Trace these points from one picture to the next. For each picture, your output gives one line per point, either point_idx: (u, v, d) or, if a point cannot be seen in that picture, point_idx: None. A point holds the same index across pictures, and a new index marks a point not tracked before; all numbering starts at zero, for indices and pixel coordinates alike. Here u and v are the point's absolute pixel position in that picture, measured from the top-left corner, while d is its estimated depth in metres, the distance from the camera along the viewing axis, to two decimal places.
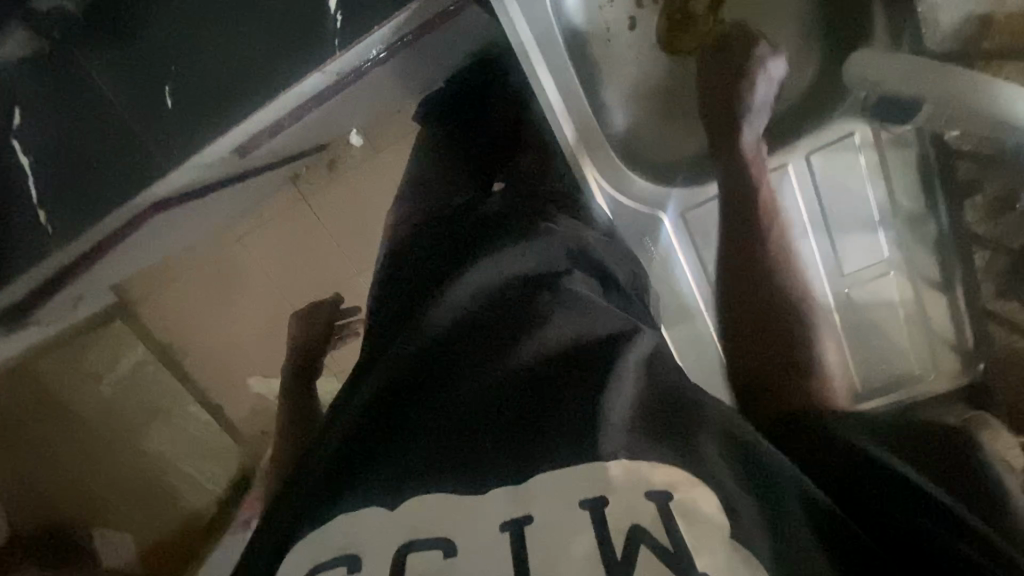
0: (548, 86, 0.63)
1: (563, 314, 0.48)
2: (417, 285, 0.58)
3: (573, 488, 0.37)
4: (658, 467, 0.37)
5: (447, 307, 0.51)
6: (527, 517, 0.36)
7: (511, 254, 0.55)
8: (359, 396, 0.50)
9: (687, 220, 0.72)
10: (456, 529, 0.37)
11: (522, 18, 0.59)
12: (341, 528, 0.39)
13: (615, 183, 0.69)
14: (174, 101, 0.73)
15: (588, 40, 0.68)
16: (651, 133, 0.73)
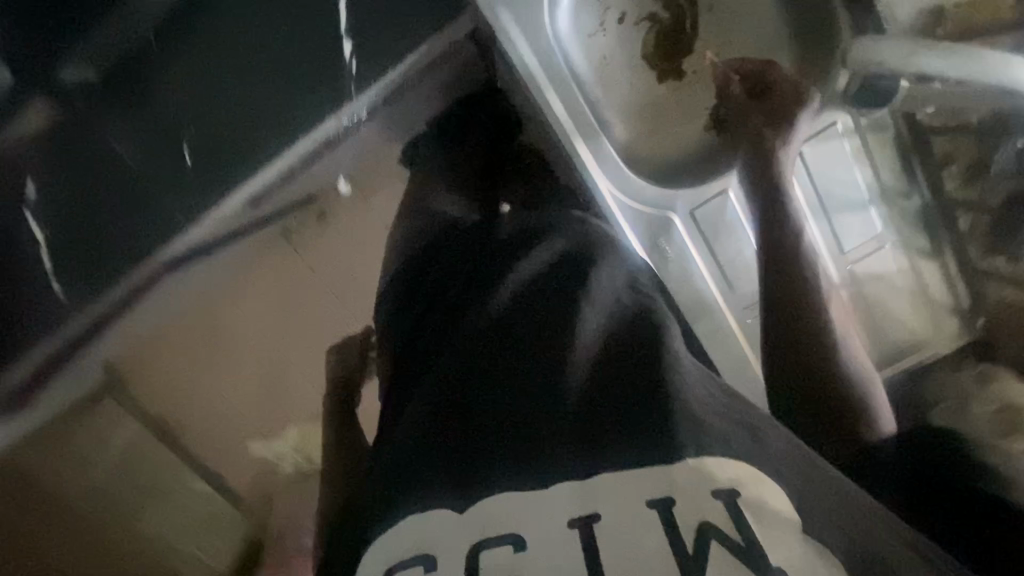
0: (553, 101, 0.73)
1: (590, 320, 0.53)
2: (453, 291, 0.64)
3: (643, 487, 0.43)
4: (726, 467, 0.43)
5: (483, 316, 0.57)
6: (591, 515, 0.43)
7: (533, 258, 0.60)
8: (410, 414, 0.54)
9: (694, 215, 0.77)
10: (523, 525, 0.44)
11: (526, 46, 0.72)
12: (411, 528, 0.46)
13: (620, 187, 0.76)
14: (196, 158, 0.77)
15: (582, 61, 0.76)
16: (644, 140, 0.79)
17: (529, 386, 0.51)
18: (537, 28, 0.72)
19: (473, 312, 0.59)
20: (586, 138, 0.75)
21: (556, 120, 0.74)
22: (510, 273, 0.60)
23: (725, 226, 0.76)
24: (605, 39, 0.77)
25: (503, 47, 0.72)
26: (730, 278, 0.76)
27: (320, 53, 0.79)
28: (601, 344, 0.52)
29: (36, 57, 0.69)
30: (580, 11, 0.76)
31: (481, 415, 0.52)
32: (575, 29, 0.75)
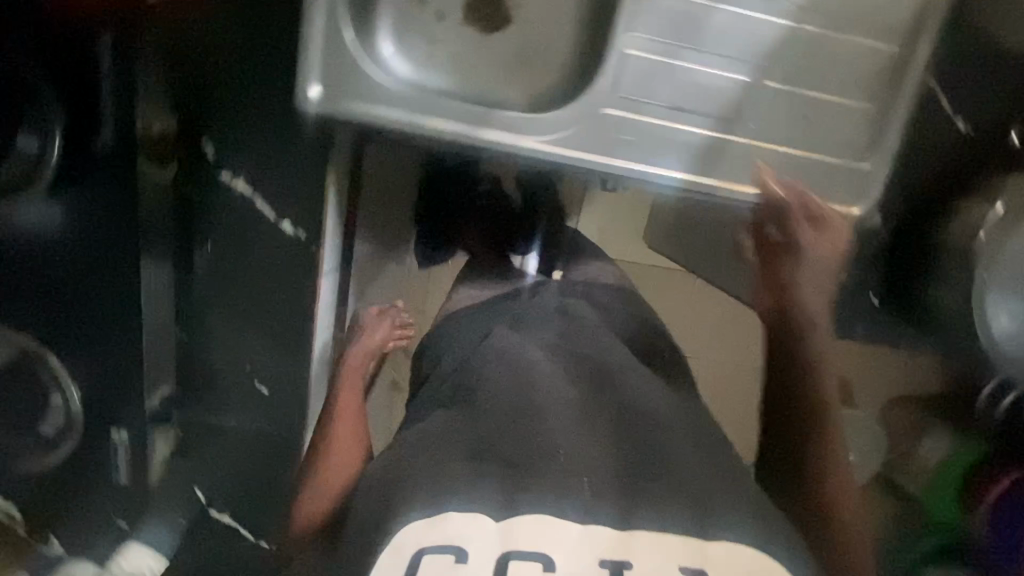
0: (440, 127, 0.71)
1: (668, 429, 0.69)
2: (506, 364, 0.75)
3: (670, 556, 0.60)
4: (750, 561, 0.60)
5: (550, 399, 0.70)
6: (624, 563, 0.59)
7: (575, 381, 0.74)
8: (455, 439, 0.67)
9: (628, 92, 0.71)
10: (553, 550, 0.59)
11: (380, 108, 0.69)
12: (461, 518, 0.59)
13: (549, 132, 0.72)
14: (269, 388, 0.83)
15: (432, 78, 0.76)
16: (534, 78, 0.77)
17: (587, 461, 0.64)
18: (370, 85, 0.69)
19: (524, 381, 0.72)
20: (489, 125, 0.72)
21: (455, 138, 0.71)
22: (560, 375, 0.74)
23: (656, 76, 0.71)
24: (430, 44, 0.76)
25: (366, 123, 0.70)
26: (703, 110, 0.72)
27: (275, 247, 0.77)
28: (654, 434, 0.68)
29: (103, 390, 0.74)
30: (401, 40, 0.75)
31: (539, 460, 0.63)
32: (409, 60, 0.75)
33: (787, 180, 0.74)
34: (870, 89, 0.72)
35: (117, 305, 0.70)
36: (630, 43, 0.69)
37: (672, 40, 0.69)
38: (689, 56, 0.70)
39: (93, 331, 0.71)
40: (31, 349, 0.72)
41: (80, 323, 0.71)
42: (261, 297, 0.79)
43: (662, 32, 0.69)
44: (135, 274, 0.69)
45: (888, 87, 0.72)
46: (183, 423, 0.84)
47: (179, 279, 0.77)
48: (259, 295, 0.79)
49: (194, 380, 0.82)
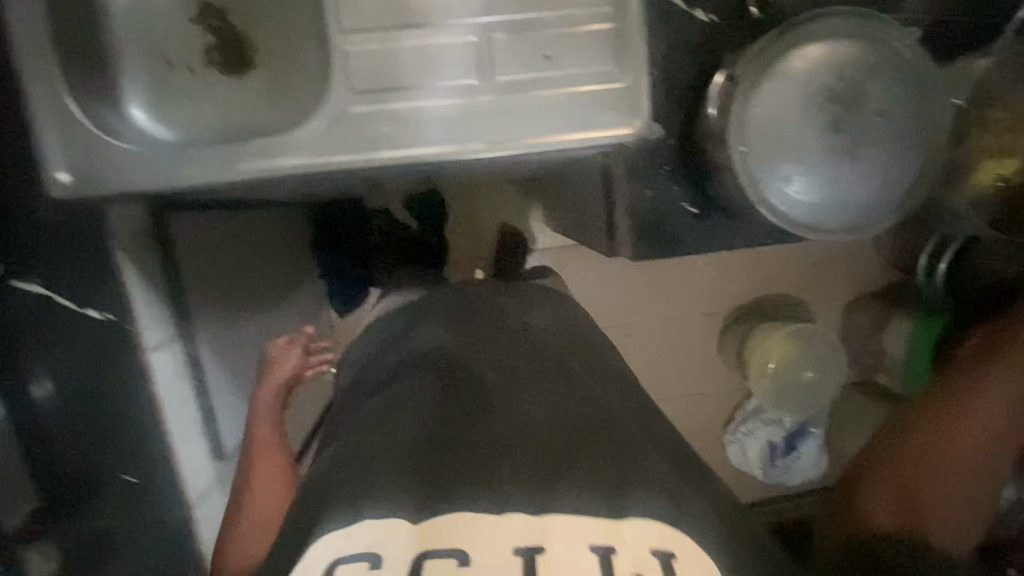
0: (191, 171, 0.70)
1: (609, 411, 0.66)
2: (437, 368, 0.74)
3: (588, 535, 0.51)
4: (662, 533, 0.52)
5: (494, 396, 0.68)
6: (536, 547, 0.50)
7: (508, 366, 0.74)
8: (387, 439, 0.63)
9: (363, 86, 0.71)
10: (469, 545, 0.51)
11: (129, 173, 0.70)
12: (370, 528, 0.52)
13: (301, 146, 0.72)
14: (137, 476, 0.83)
15: (189, 133, 0.77)
16: (289, 106, 0.78)
17: (513, 443, 0.60)
18: (113, 153, 0.70)
19: (457, 380, 0.71)
20: (240, 157, 0.71)
21: (211, 178, 0.71)
22: (495, 366, 0.74)
23: (382, 64, 0.71)
24: (180, 107, 0.78)
25: (119, 191, 0.70)
26: (442, 80, 0.72)
27: (113, 338, 0.79)
28: (590, 405, 0.67)
29: None
30: (154, 110, 0.77)
31: (455, 453, 0.59)
32: (163, 124, 0.77)
33: (552, 120, 0.72)
34: (600, 9, 0.72)
35: None
36: (347, 40, 0.70)
37: (386, 25, 0.70)
38: (407, 34, 0.71)
39: None
40: None
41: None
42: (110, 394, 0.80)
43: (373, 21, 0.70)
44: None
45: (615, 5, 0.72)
46: None
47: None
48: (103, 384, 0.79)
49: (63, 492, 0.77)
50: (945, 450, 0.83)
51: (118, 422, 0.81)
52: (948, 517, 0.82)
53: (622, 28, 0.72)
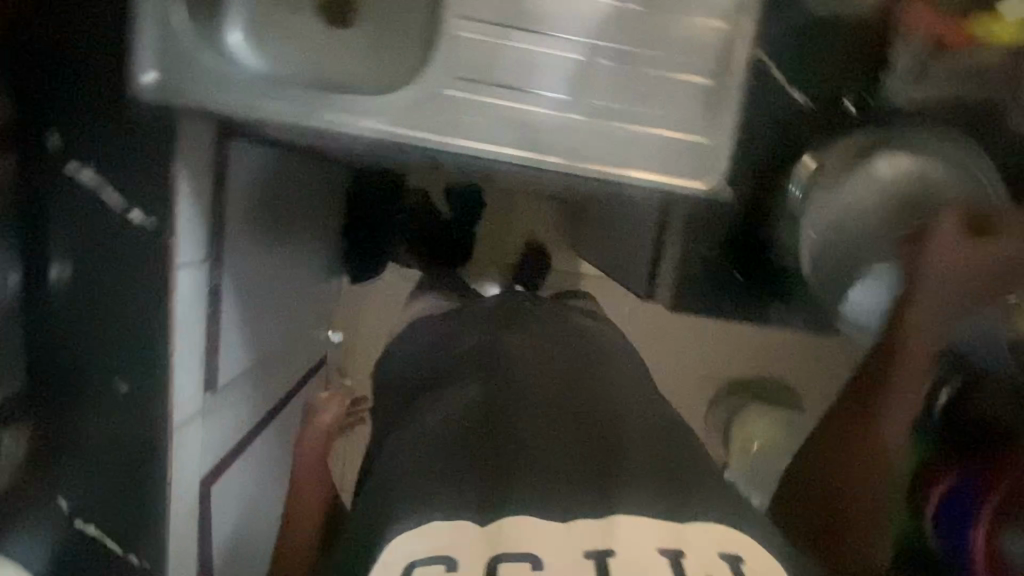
0: (279, 110, 0.71)
1: (638, 434, 0.77)
2: (482, 380, 0.84)
3: (651, 537, 0.62)
4: (721, 540, 0.64)
5: (535, 410, 0.77)
6: (608, 551, 0.60)
7: (550, 382, 0.84)
8: (444, 448, 0.72)
9: (465, 73, 0.72)
10: (539, 549, 0.60)
11: (219, 95, 0.70)
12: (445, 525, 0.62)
13: (393, 115, 0.72)
14: (127, 385, 0.81)
15: (281, 70, 0.78)
16: (383, 73, 0.80)
17: (572, 454, 0.71)
18: (205, 72, 0.70)
19: (503, 391, 0.81)
20: (330, 109, 0.72)
21: (296, 121, 0.72)
22: (535, 378, 0.84)
23: (488, 58, 0.72)
24: (279, 44, 0.79)
25: (205, 111, 0.71)
26: (542, 88, 0.73)
27: (140, 247, 0.76)
28: (631, 424, 0.79)
29: None
30: (253, 39, 0.78)
31: (517, 458, 0.70)
32: (259, 56, 0.78)
33: (637, 156, 0.74)
34: (707, 65, 0.73)
35: None
36: (461, 25, 0.71)
37: (502, 21, 0.71)
38: (520, 36, 0.72)
39: None
40: None
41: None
42: (114, 296, 0.78)
43: (490, 15, 0.71)
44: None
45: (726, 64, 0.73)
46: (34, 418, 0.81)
47: (28, 286, 0.77)
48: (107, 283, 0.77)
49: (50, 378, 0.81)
50: (843, 465, 0.94)
51: (112, 326, 0.79)
52: (883, 487, 0.92)
53: (722, 84, 0.73)
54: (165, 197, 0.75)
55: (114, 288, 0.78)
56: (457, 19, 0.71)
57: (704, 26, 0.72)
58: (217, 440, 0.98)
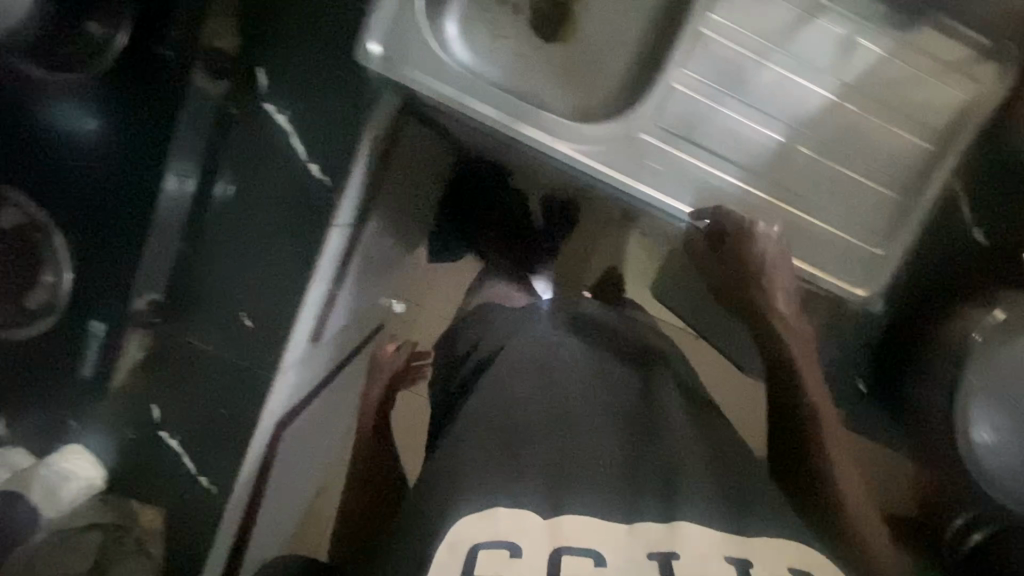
0: (487, 112, 0.73)
1: (690, 437, 0.68)
2: (531, 362, 0.73)
3: (717, 546, 0.56)
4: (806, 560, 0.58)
5: (582, 399, 0.69)
6: (671, 554, 0.55)
7: (601, 371, 0.74)
8: (498, 436, 0.64)
9: (668, 123, 0.74)
10: (603, 546, 0.55)
11: (437, 81, 0.72)
12: (510, 516, 0.56)
13: (586, 142, 0.74)
14: (253, 321, 0.83)
15: (487, 69, 0.80)
16: (581, 97, 0.81)
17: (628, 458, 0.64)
18: (430, 56, 0.72)
19: (554, 379, 0.71)
20: (531, 121, 0.73)
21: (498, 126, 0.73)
22: (589, 365, 0.74)
23: (694, 116, 0.73)
24: (490, 43, 0.81)
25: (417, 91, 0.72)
26: (734, 159, 0.75)
27: (307, 197, 0.79)
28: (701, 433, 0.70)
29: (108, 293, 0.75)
30: (467, 32, 0.80)
31: (569, 460, 0.62)
32: (469, 50, 0.80)
33: (802, 248, 0.76)
34: (896, 181, 0.75)
35: (133, 203, 0.72)
36: (679, 77, 0.72)
37: (720, 84, 0.72)
38: (731, 103, 0.73)
39: (113, 244, 0.73)
40: (39, 220, 0.72)
41: (91, 216, 0.72)
42: (270, 237, 0.81)
43: (711, 75, 0.72)
44: (163, 180, 0.73)
45: (915, 183, 0.75)
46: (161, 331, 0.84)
47: (199, 195, 0.79)
48: (269, 225, 0.81)
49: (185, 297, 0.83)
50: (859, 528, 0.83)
51: (261, 264, 0.82)
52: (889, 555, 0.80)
53: (904, 204, 0.76)
54: (349, 155, 0.77)
55: (272, 230, 0.81)
56: (678, 69, 0.72)
57: (905, 144, 0.74)
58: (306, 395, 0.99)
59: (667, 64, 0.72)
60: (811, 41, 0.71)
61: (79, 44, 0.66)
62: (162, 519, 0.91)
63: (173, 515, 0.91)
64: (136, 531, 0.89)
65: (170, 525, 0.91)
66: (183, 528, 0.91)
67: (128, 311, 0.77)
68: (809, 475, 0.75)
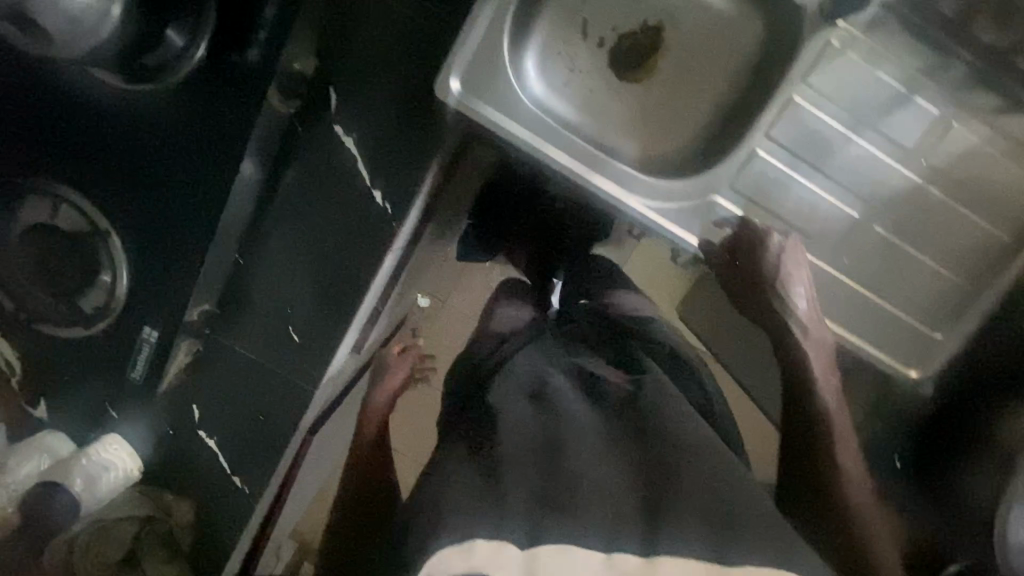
0: (560, 160, 0.73)
1: (681, 457, 0.58)
2: (509, 387, 0.68)
3: None
4: None
5: (564, 417, 0.62)
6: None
7: (580, 393, 0.68)
8: (473, 462, 0.57)
9: (742, 189, 0.73)
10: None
11: (511, 120, 0.71)
12: (488, 548, 0.48)
13: (653, 196, 0.73)
14: (301, 333, 0.83)
15: (564, 109, 0.79)
16: (654, 150, 0.80)
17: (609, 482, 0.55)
18: (512, 98, 0.71)
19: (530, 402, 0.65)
20: (602, 170, 0.73)
21: (569, 173, 0.73)
22: (566, 389, 0.68)
23: (772, 184, 0.72)
24: (569, 82, 0.79)
25: (491, 131, 0.72)
26: (804, 230, 0.74)
27: (366, 219, 0.78)
28: None
29: (162, 300, 0.74)
30: (546, 68, 0.78)
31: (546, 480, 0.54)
32: (547, 87, 0.79)
33: (857, 319, 0.77)
34: (964, 266, 0.75)
35: (199, 212, 0.71)
36: (763, 143, 0.71)
37: (805, 155, 0.71)
38: (812, 175, 0.72)
39: (174, 252, 0.72)
40: (98, 224, 0.72)
41: (157, 224, 0.72)
42: (327, 254, 0.80)
43: (797, 145, 0.71)
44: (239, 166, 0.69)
45: (986, 271, 0.75)
46: (206, 335, 0.84)
47: (269, 183, 0.77)
48: (327, 241, 0.79)
49: (235, 304, 0.83)
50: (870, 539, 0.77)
51: (316, 279, 0.81)
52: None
53: (966, 292, 0.76)
54: (417, 175, 0.75)
55: (328, 247, 0.79)
56: (763, 136, 0.70)
57: (980, 230, 0.74)
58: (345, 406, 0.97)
59: (751, 129, 0.70)
60: (904, 123, 0.69)
61: (158, 55, 0.67)
62: (193, 513, 0.91)
63: (204, 508, 0.92)
64: (171, 521, 0.90)
65: (200, 518, 0.92)
66: (211, 524, 0.92)
67: (183, 322, 0.76)
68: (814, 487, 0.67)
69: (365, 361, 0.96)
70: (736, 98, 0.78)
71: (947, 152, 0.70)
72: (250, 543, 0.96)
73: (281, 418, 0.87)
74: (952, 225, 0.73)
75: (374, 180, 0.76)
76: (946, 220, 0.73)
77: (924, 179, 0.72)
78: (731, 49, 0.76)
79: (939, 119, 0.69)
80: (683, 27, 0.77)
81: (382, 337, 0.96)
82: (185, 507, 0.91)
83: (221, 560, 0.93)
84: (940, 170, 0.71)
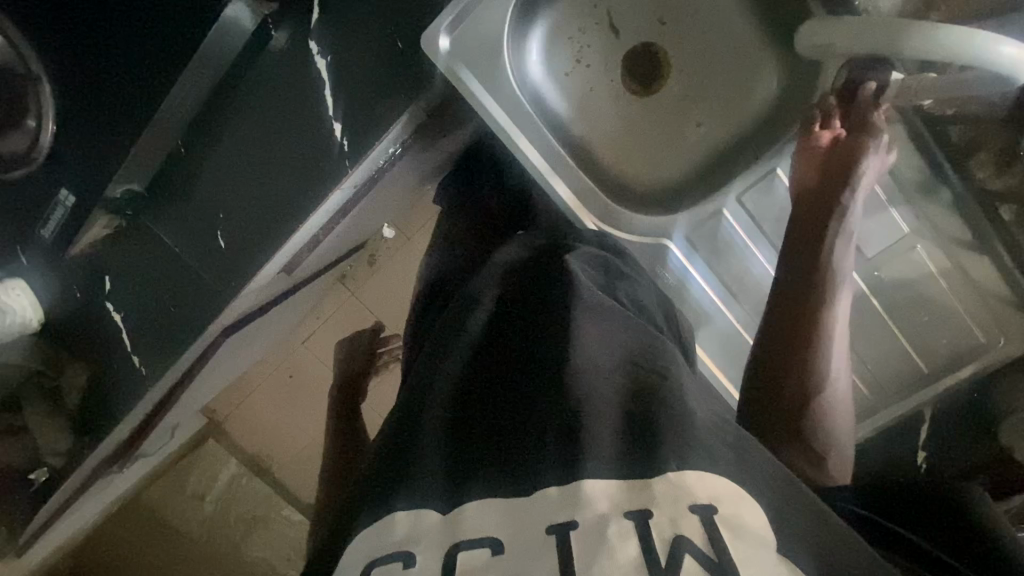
0: (532, 155, 0.72)
1: (603, 357, 0.51)
2: (440, 328, 0.63)
3: (618, 499, 0.43)
4: (704, 483, 0.43)
5: (479, 341, 0.57)
6: (571, 522, 0.42)
7: (501, 296, 0.60)
8: (397, 430, 0.55)
9: (695, 241, 0.79)
10: (502, 528, 0.44)
11: (491, 101, 0.70)
12: (409, 520, 0.46)
13: (613, 221, 0.75)
14: (228, 241, 0.79)
15: (559, 99, 0.77)
16: (634, 170, 0.79)
17: (542, 395, 0.50)
18: (504, 81, 0.71)
19: (455, 332, 0.59)
20: (566, 176, 0.73)
21: (537, 170, 0.73)
22: (486, 303, 0.60)
23: (723, 245, 0.79)
24: (573, 74, 0.77)
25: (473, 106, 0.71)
26: (731, 288, 0.83)
27: (316, 138, 0.73)
28: (627, 353, 0.52)
29: (96, 165, 0.69)
30: (552, 53, 0.76)
31: (476, 418, 0.51)
32: (550, 72, 0.76)
33: None
34: (882, 376, 0.82)
35: (149, 75, 0.65)
36: (731, 204, 0.77)
37: (765, 228, 0.77)
38: (765, 249, 0.79)
39: (114, 126, 0.67)
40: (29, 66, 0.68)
41: (103, 83, 0.66)
42: (269, 171, 0.75)
43: (762, 218, 0.77)
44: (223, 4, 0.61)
45: (899, 387, 0.83)
46: (131, 214, 0.81)
47: (252, 40, 0.71)
48: (275, 157, 0.75)
49: (167, 189, 0.81)
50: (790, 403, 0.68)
51: (251, 195, 0.77)
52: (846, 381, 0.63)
53: (876, 403, 0.84)
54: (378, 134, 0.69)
55: (272, 164, 0.75)
56: (733, 198, 0.76)
57: (904, 348, 0.80)
58: (269, 320, 0.96)
59: (725, 188, 0.76)
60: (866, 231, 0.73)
61: None
62: (87, 377, 0.91)
63: (99, 376, 0.90)
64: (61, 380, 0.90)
65: (93, 385, 0.91)
66: (102, 394, 0.91)
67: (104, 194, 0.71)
68: (783, 343, 0.63)
69: (298, 290, 0.95)
70: (735, 147, 0.76)
71: (897, 269, 0.75)
72: (135, 424, 0.95)
73: (186, 315, 0.82)
74: (888, 337, 0.80)
75: (335, 110, 0.71)
76: (884, 330, 0.79)
77: (867, 288, 0.77)
78: (747, 94, 0.75)
79: (908, 236, 0.73)
80: (711, 59, 0.76)
81: (319, 264, 0.94)
82: (80, 369, 0.90)
83: (100, 432, 0.92)
84: (883, 290, 0.77)
